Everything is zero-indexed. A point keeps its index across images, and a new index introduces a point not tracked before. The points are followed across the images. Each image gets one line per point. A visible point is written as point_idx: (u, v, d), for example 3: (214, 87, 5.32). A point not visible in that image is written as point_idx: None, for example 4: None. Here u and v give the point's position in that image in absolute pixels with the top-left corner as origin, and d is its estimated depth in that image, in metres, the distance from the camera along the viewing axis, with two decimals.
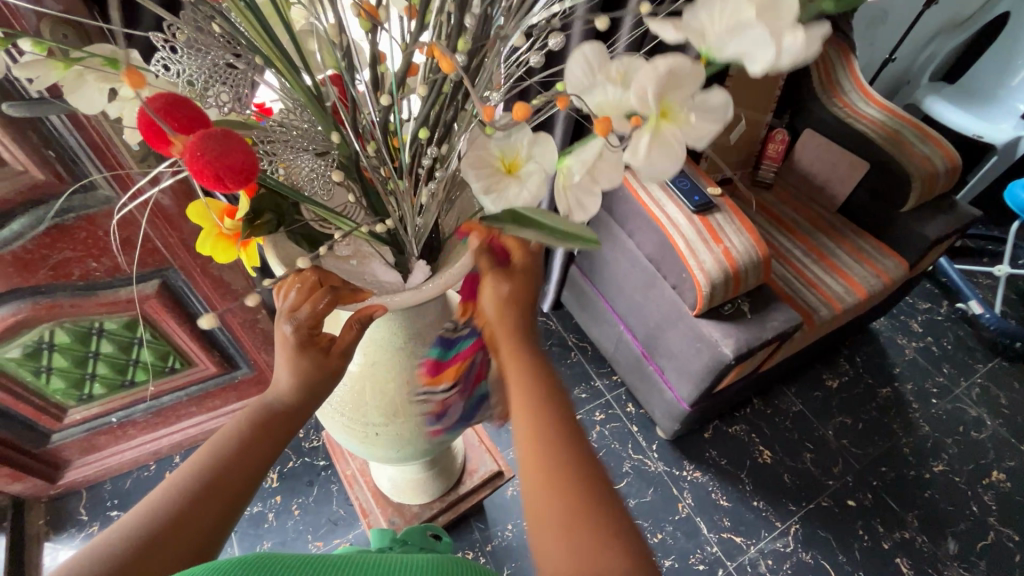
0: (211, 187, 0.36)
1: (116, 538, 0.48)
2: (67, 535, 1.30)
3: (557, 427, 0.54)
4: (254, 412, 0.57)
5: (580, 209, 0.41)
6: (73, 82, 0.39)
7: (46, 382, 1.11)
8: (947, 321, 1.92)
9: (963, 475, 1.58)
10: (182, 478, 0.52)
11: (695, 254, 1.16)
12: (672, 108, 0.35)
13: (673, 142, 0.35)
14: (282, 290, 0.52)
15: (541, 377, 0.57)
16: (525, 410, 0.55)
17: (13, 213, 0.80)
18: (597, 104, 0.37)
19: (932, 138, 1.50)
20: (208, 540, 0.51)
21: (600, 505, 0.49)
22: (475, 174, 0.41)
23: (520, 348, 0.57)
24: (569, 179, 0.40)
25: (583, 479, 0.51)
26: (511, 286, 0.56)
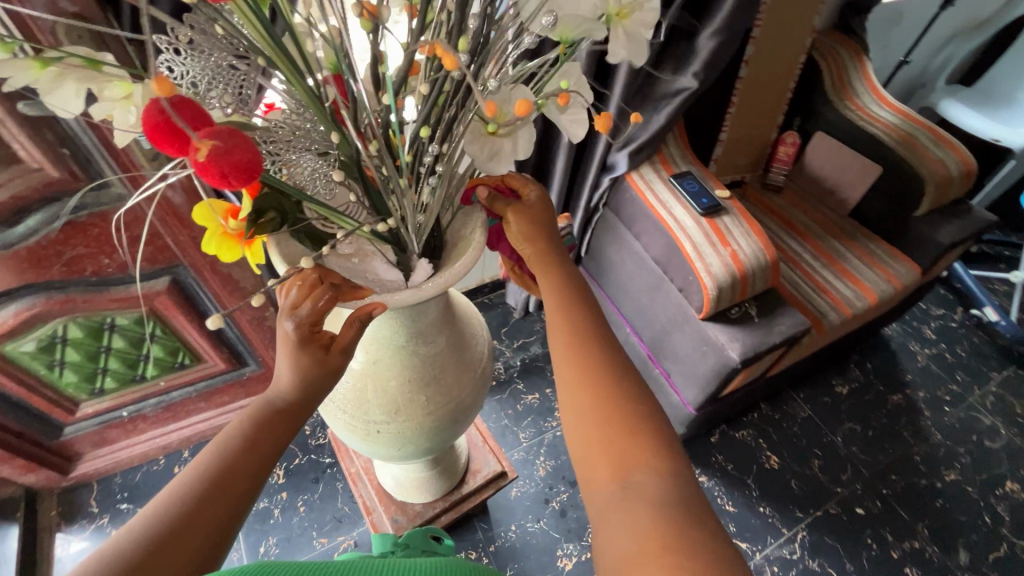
0: (216, 184, 0.37)
1: (123, 539, 0.48)
2: (77, 526, 1.32)
3: (592, 342, 0.59)
4: (256, 409, 0.58)
5: (575, 128, 0.48)
6: (51, 83, 0.38)
7: (59, 376, 1.13)
8: (961, 328, 1.89)
9: (976, 484, 1.55)
10: (188, 477, 0.53)
11: (702, 256, 1.16)
12: (626, 6, 0.43)
13: (636, 31, 0.44)
14: (283, 288, 0.52)
15: (575, 300, 0.62)
16: (563, 329, 0.60)
17: (28, 210, 0.82)
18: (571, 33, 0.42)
19: (947, 142, 1.47)
20: (216, 537, 0.52)
21: (634, 407, 0.54)
22: (474, 140, 0.44)
23: (555, 275, 0.62)
24: (557, 107, 0.47)
25: (617, 385, 0.56)
26: (536, 221, 0.62)
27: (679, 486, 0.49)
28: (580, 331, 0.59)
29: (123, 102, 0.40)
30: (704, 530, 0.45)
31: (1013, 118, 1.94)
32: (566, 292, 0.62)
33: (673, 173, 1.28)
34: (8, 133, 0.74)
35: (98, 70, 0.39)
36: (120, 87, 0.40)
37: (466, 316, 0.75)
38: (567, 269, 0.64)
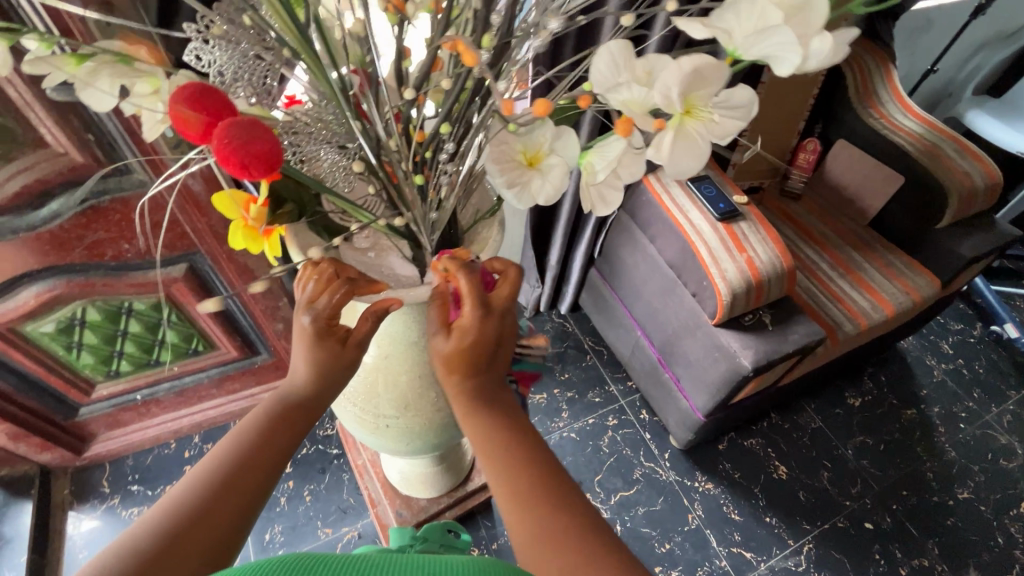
0: (238, 175, 0.38)
1: (139, 532, 0.49)
2: (89, 505, 1.35)
3: (537, 486, 0.51)
4: (272, 405, 0.59)
5: (602, 202, 0.44)
6: (86, 78, 0.41)
7: (76, 357, 1.15)
8: (980, 344, 1.85)
9: (989, 504, 1.52)
10: (203, 470, 0.54)
11: (718, 262, 1.14)
12: (697, 106, 0.36)
13: (695, 139, 0.37)
14: (301, 281, 0.53)
15: (509, 436, 0.55)
16: (500, 480, 0.53)
17: (52, 193, 0.83)
18: (621, 102, 0.36)
19: (972, 154, 1.44)
20: (230, 531, 0.52)
21: (590, 543, 0.48)
22: (503, 168, 0.44)
23: (481, 414, 0.56)
24: (590, 174, 0.43)
25: (567, 523, 0.49)
26: (455, 346, 0.54)
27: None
28: (522, 473, 0.52)
29: (152, 97, 0.43)
30: None
31: None
32: (495, 433, 0.55)
33: (691, 177, 1.26)
34: (35, 117, 0.75)
35: (129, 66, 0.42)
36: (149, 83, 0.42)
37: None
38: (496, 401, 0.57)
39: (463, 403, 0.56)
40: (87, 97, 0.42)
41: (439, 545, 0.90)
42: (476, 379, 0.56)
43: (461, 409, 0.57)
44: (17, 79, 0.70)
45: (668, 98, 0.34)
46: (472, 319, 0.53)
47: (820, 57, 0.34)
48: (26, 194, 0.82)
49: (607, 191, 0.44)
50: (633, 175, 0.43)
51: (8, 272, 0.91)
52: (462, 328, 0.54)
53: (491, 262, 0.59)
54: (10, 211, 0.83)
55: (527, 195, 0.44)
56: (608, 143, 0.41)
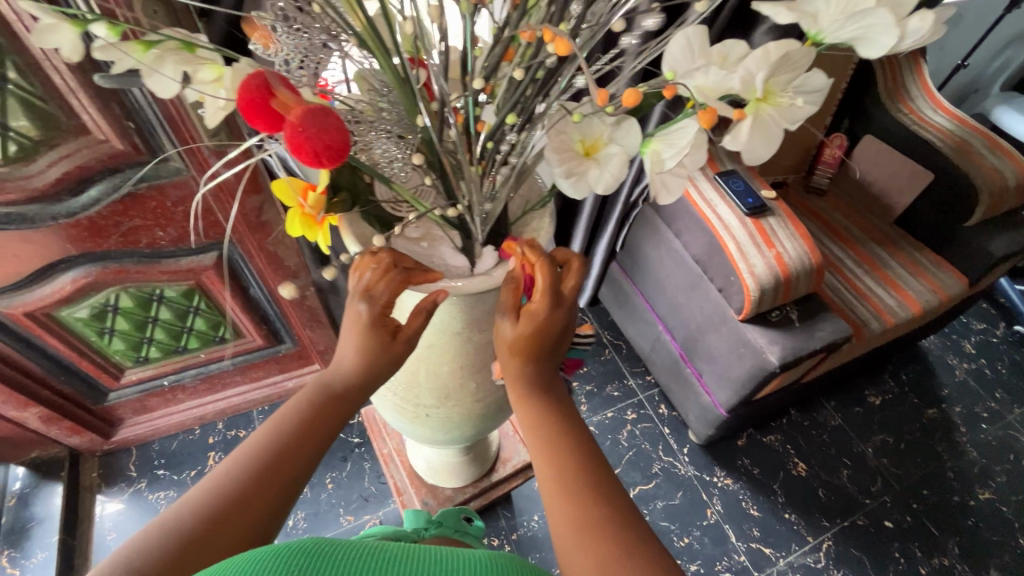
0: (308, 162, 0.38)
1: (183, 511, 0.50)
2: (116, 488, 1.37)
3: (581, 471, 0.52)
4: (315, 391, 0.58)
5: (665, 191, 0.43)
6: (152, 64, 0.42)
7: (107, 343, 1.16)
8: (1003, 344, 1.83)
9: (1011, 505, 1.51)
10: (247, 452, 0.54)
11: (746, 257, 1.14)
12: (774, 91, 0.36)
13: (772, 125, 0.36)
14: (357, 270, 0.53)
15: (559, 424, 0.56)
16: (545, 461, 0.54)
17: (92, 180, 0.84)
18: (695, 87, 0.36)
19: (1004, 150, 1.42)
20: (272, 514, 0.52)
21: (631, 543, 0.47)
22: (562, 158, 0.44)
23: (536, 400, 0.57)
24: (657, 163, 0.42)
25: (609, 518, 0.48)
26: (520, 331, 0.54)
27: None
28: (567, 459, 0.53)
29: (214, 84, 0.44)
30: None
31: None
32: (545, 420, 0.56)
33: (719, 172, 1.25)
34: (79, 104, 0.75)
35: (192, 53, 0.43)
36: (212, 70, 0.43)
37: None
38: (551, 392, 0.58)
39: (518, 388, 0.58)
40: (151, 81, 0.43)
41: (453, 531, 0.89)
42: (533, 366, 0.57)
43: (516, 392, 0.58)
44: (62, 65, 0.71)
45: (748, 82, 0.35)
46: (537, 306, 0.53)
47: (910, 40, 0.34)
48: (66, 180, 0.82)
49: (670, 180, 0.44)
50: (697, 165, 0.42)
51: (46, 258, 0.92)
52: (531, 315, 0.53)
53: (554, 252, 0.59)
54: (50, 197, 0.83)
55: (584, 183, 0.44)
56: (674, 132, 0.41)
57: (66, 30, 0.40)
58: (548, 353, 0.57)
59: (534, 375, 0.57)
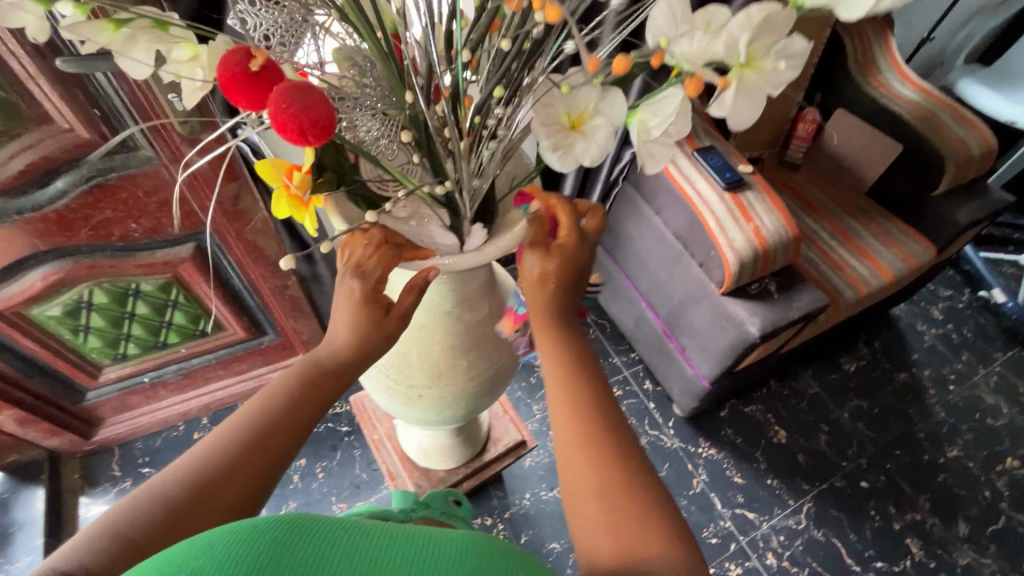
0: (293, 141, 0.37)
1: (169, 481, 0.49)
2: (101, 489, 1.35)
3: (600, 411, 0.53)
4: (302, 368, 0.57)
5: (652, 161, 0.43)
6: (124, 45, 0.41)
7: (83, 341, 1.13)
8: (968, 310, 1.90)
9: (977, 460, 1.59)
10: (234, 427, 0.53)
11: (725, 231, 1.16)
12: (758, 57, 0.36)
13: (755, 90, 0.37)
14: (348, 248, 0.53)
15: (580, 361, 0.57)
16: (562, 395, 0.55)
17: (57, 171, 0.81)
18: (679, 56, 0.36)
19: (969, 122, 1.46)
20: (257, 489, 0.51)
21: (638, 482, 0.49)
22: (549, 131, 0.44)
23: (556, 335, 0.58)
24: (644, 132, 0.42)
25: (618, 457, 0.50)
26: (550, 264, 0.56)
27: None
28: (584, 400, 0.54)
29: (190, 64, 0.43)
30: None
31: None
32: (567, 355, 0.57)
33: (697, 148, 1.26)
34: (40, 91, 0.72)
35: (165, 32, 0.42)
36: (187, 49, 0.43)
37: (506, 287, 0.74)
38: (571, 331, 0.59)
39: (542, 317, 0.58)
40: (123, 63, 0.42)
41: (440, 512, 0.89)
42: (561, 299, 0.58)
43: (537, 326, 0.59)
44: (19, 50, 0.67)
45: (732, 48, 0.35)
46: (569, 246, 0.55)
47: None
48: (30, 172, 0.79)
49: (657, 151, 0.43)
50: (683, 133, 0.42)
51: (13, 254, 0.88)
52: (562, 251, 0.56)
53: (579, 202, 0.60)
54: (14, 190, 0.80)
55: (571, 156, 0.44)
56: (659, 101, 0.42)
57: (30, 9, 0.38)
58: (572, 291, 0.59)
59: (561, 308, 0.58)
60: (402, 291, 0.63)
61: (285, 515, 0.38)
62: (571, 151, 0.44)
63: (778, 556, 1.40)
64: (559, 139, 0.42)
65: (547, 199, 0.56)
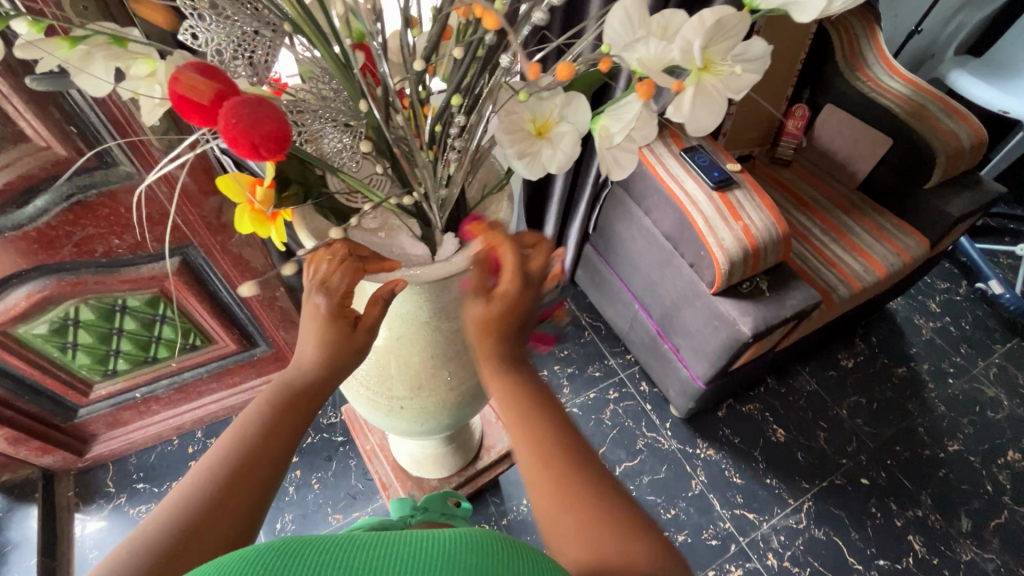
0: (246, 155, 0.37)
1: (151, 530, 0.46)
2: (96, 506, 1.34)
3: (563, 451, 0.53)
4: (277, 391, 0.55)
5: (617, 166, 0.44)
6: (80, 62, 0.41)
7: (72, 358, 1.13)
8: (966, 302, 1.89)
9: (978, 454, 1.58)
10: (207, 467, 0.50)
11: (714, 230, 1.15)
12: (714, 60, 0.36)
13: (715, 94, 0.37)
14: (313, 264, 0.52)
15: (534, 397, 0.57)
16: (522, 437, 0.55)
17: (36, 189, 0.80)
18: (637, 60, 0.35)
19: (959, 113, 1.46)
20: (246, 527, 0.49)
21: (616, 509, 0.49)
22: (513, 138, 0.43)
23: (506, 376, 0.57)
24: (606, 138, 0.42)
25: (591, 488, 0.50)
26: (493, 310, 0.54)
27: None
28: (543, 438, 0.54)
29: (148, 80, 0.43)
30: None
31: None
32: (521, 394, 0.57)
33: (684, 148, 1.26)
34: (14, 110, 0.72)
35: (122, 47, 0.42)
36: (144, 65, 0.42)
37: None
38: (521, 371, 0.58)
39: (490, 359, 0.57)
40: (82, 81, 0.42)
41: (439, 514, 0.89)
42: (509, 341, 0.57)
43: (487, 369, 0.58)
44: None
45: (688, 52, 0.34)
46: (510, 290, 0.53)
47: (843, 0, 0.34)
48: (10, 191, 0.79)
49: (622, 156, 0.44)
50: (646, 139, 0.43)
51: None
52: (503, 294, 0.53)
53: (524, 235, 0.57)
54: None
55: (538, 163, 0.43)
56: (621, 107, 0.41)
57: None
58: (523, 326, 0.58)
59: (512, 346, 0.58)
60: (371, 299, 0.60)
61: (287, 537, 0.38)
62: (537, 158, 0.43)
63: (779, 557, 1.38)
64: (524, 147, 0.42)
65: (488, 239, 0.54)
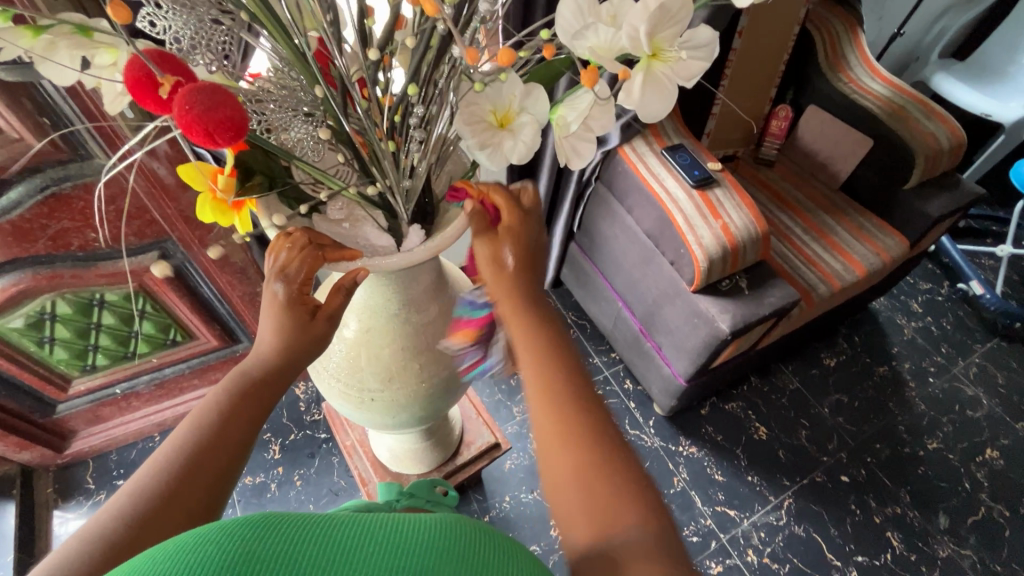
0: (202, 142, 0.37)
1: (103, 519, 0.46)
2: (75, 503, 1.33)
3: (573, 392, 0.52)
4: (231, 380, 0.55)
5: (577, 156, 0.44)
6: (45, 51, 0.41)
7: (49, 353, 1.12)
8: (947, 302, 1.91)
9: (957, 452, 1.59)
10: (162, 457, 0.50)
11: (694, 228, 1.16)
12: (663, 47, 0.37)
13: (665, 81, 0.38)
14: (273, 252, 0.53)
15: (550, 335, 0.56)
16: (534, 369, 0.54)
17: (10, 181, 0.80)
18: (588, 48, 0.36)
19: (938, 114, 1.48)
20: (202, 513, 0.49)
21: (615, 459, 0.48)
22: (474, 129, 0.43)
23: (524, 308, 0.56)
24: (563, 128, 0.43)
25: (594, 431, 0.50)
26: (502, 247, 0.56)
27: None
28: (558, 384, 0.52)
29: (112, 69, 0.43)
30: None
31: (1005, 93, 1.94)
32: (540, 339, 0.55)
33: (665, 146, 1.27)
34: None
35: (88, 37, 0.42)
36: (109, 55, 0.42)
37: (458, 284, 0.74)
38: (538, 306, 0.57)
39: (510, 300, 0.56)
40: (46, 69, 0.42)
41: (426, 501, 0.88)
42: (522, 279, 0.57)
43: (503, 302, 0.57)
44: None
45: (636, 39, 0.35)
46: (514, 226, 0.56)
47: None
48: None
49: (580, 146, 0.44)
50: (604, 129, 0.44)
51: None
52: (511, 228, 0.56)
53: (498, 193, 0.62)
54: None
55: (498, 153, 0.43)
56: (576, 98, 0.43)
57: None
58: (533, 270, 0.58)
59: (529, 287, 0.57)
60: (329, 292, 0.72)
61: (258, 513, 0.37)
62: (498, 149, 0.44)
63: (758, 553, 1.40)
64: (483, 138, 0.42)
65: (478, 189, 0.57)
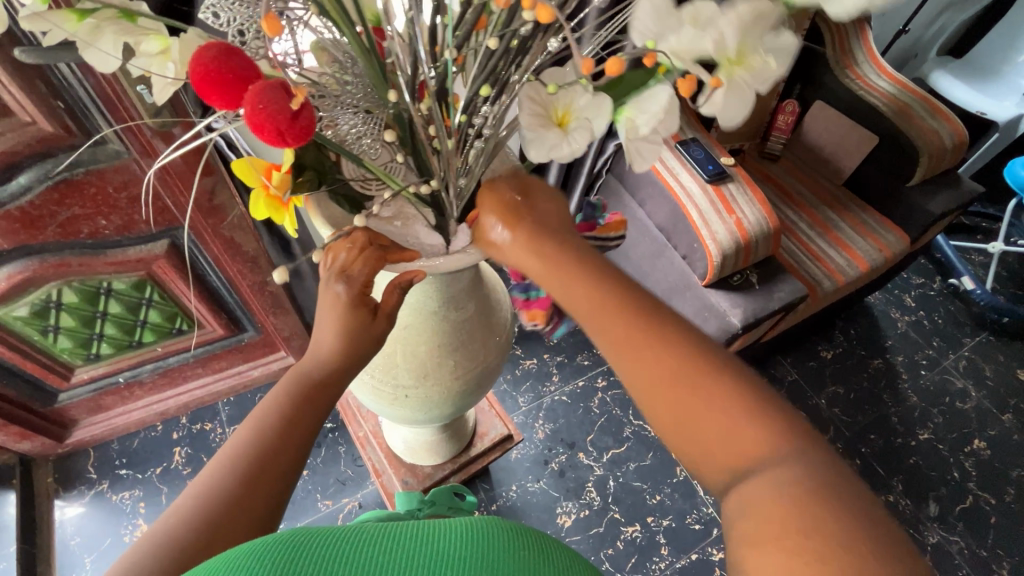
0: (270, 142, 0.36)
1: (171, 523, 0.45)
2: (77, 492, 1.31)
3: (644, 331, 0.49)
4: (290, 381, 0.54)
5: (640, 158, 0.43)
6: (89, 36, 0.39)
7: (53, 342, 1.09)
8: (939, 297, 1.96)
9: (947, 442, 1.65)
10: (227, 461, 0.50)
11: (708, 224, 1.17)
12: (747, 53, 0.37)
13: (746, 87, 0.37)
14: (331, 253, 0.52)
15: (602, 275, 0.52)
16: (606, 326, 0.50)
17: (19, 166, 0.77)
18: (670, 51, 0.37)
19: (943, 113, 1.49)
20: (269, 519, 0.49)
21: (717, 385, 0.46)
22: (530, 122, 0.42)
23: (565, 260, 0.52)
24: (631, 130, 0.43)
25: (682, 367, 0.47)
26: (516, 221, 0.52)
27: (835, 489, 0.40)
28: (643, 333, 0.49)
29: (160, 57, 0.41)
30: (852, 500, 0.39)
31: (1000, 93, 1.97)
32: (600, 290, 0.51)
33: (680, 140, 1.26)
34: None
35: (133, 23, 0.40)
36: (157, 42, 0.40)
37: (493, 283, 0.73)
38: (572, 249, 0.53)
39: (551, 260, 0.52)
40: (90, 56, 0.40)
41: (447, 507, 0.88)
42: (544, 233, 0.53)
43: (541, 266, 0.52)
44: None
45: (720, 44, 0.36)
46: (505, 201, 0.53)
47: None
48: None
49: (644, 149, 0.43)
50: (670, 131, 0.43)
51: None
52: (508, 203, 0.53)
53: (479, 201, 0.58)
54: None
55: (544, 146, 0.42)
56: (646, 98, 0.42)
57: None
58: (536, 210, 0.54)
59: (551, 241, 0.52)
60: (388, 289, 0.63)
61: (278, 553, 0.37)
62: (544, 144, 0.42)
63: None
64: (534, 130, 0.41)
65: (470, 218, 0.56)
